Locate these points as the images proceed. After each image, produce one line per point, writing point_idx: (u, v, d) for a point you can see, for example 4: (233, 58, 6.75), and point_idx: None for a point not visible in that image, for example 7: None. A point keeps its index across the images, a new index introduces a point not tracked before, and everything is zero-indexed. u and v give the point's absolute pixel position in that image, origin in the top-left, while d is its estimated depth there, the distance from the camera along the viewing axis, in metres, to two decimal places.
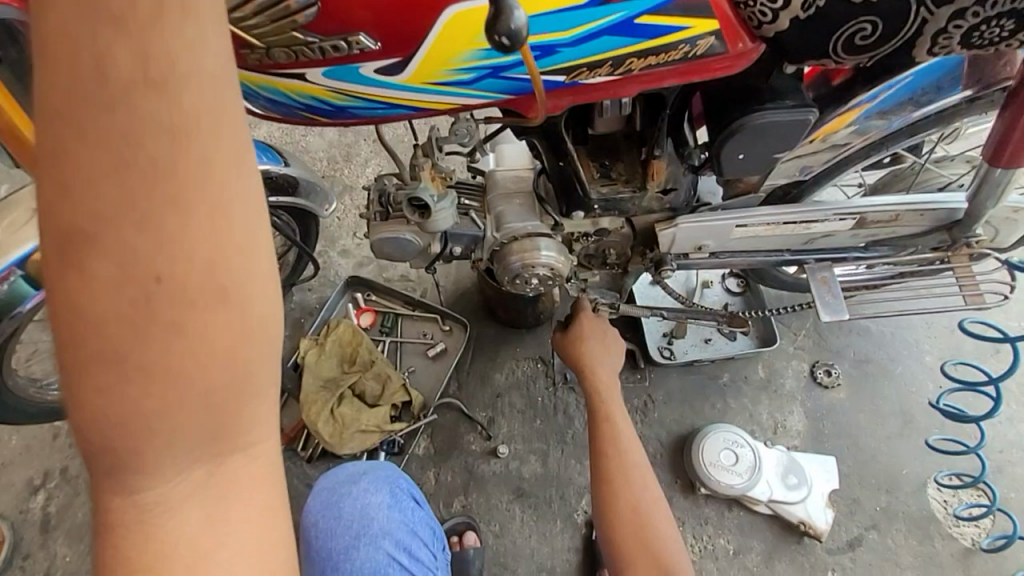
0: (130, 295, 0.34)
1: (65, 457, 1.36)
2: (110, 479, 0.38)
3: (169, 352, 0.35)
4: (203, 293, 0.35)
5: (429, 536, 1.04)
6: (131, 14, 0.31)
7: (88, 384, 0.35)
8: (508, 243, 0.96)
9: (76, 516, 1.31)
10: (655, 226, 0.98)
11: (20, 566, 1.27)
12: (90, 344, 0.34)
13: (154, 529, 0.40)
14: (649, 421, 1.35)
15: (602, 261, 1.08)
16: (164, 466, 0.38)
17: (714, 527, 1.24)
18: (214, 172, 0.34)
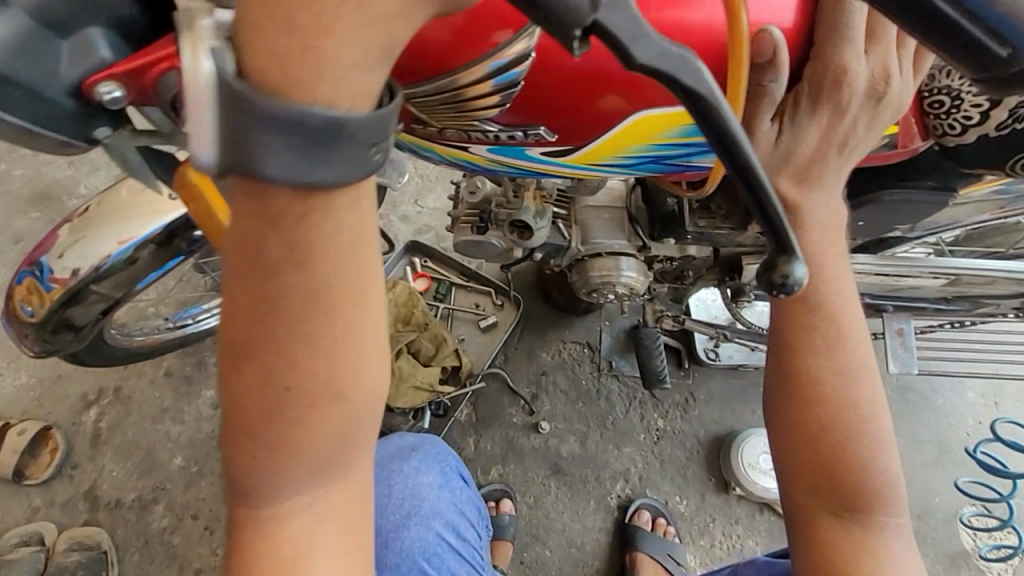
0: (267, 393, 0.41)
1: (119, 377, 1.40)
2: (245, 502, 0.50)
3: (285, 429, 0.43)
4: (322, 395, 0.42)
5: (476, 515, 0.91)
6: (286, 216, 0.34)
7: (243, 453, 0.45)
8: (589, 258, 0.95)
9: (126, 434, 1.35)
10: (743, 258, 0.98)
11: (68, 475, 1.30)
12: (241, 415, 0.43)
13: (277, 541, 0.51)
14: (689, 418, 1.37)
15: (676, 279, 1.07)
16: (287, 499, 0.49)
17: (744, 528, 1.26)
18: (336, 312, 0.39)
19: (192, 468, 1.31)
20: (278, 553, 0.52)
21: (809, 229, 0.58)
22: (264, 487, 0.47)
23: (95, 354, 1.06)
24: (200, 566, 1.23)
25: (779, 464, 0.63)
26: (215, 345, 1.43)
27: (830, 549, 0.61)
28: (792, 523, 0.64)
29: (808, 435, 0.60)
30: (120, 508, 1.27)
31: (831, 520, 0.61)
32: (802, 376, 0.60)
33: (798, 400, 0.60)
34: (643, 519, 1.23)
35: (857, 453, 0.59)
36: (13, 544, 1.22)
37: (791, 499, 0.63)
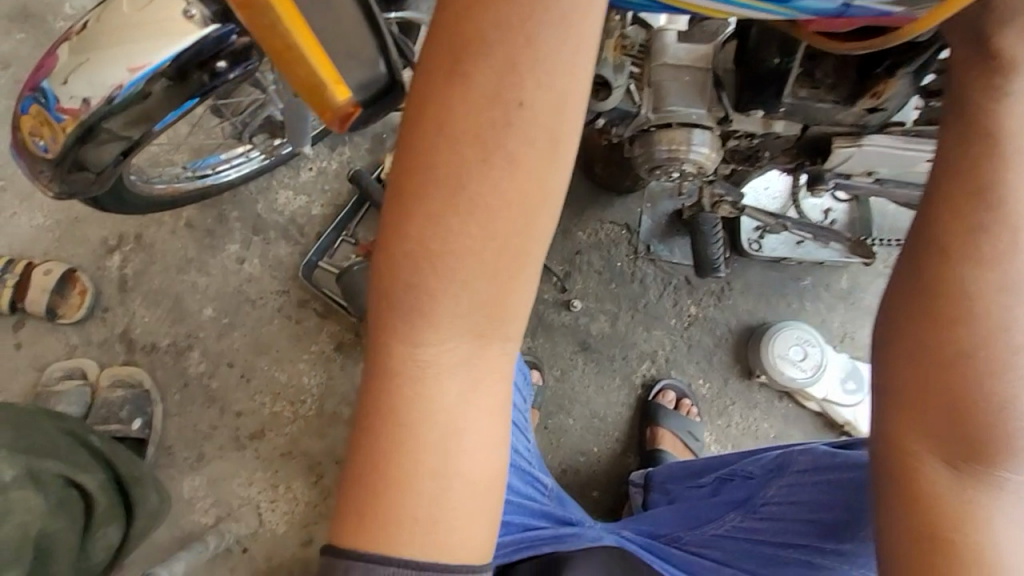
0: (478, 108, 0.37)
1: (139, 224, 1.35)
2: (397, 326, 0.40)
3: (475, 168, 0.38)
4: (528, 137, 0.38)
5: (523, 382, 0.88)
6: None
7: (419, 211, 0.38)
8: (660, 128, 0.84)
9: (153, 282, 1.33)
10: (834, 139, 0.84)
11: (101, 318, 1.31)
12: (428, 164, 0.38)
13: (418, 399, 0.40)
14: (722, 307, 1.35)
15: (747, 158, 0.96)
16: (440, 327, 0.39)
17: (761, 411, 1.29)
18: (558, 47, 0.37)
19: (223, 319, 1.32)
20: (417, 431, 0.40)
21: (1011, 113, 0.46)
22: (416, 305, 0.39)
23: (118, 200, 0.97)
24: (239, 409, 1.26)
25: (878, 392, 0.51)
26: (235, 199, 1.38)
27: (930, 504, 0.48)
28: (883, 470, 0.51)
29: (939, 356, 0.47)
30: (156, 351, 1.30)
31: (941, 469, 0.48)
32: (948, 283, 0.47)
33: (933, 313, 0.48)
34: (666, 399, 1.27)
35: (998, 390, 0.45)
36: (57, 377, 1.25)
37: (890, 438, 0.50)
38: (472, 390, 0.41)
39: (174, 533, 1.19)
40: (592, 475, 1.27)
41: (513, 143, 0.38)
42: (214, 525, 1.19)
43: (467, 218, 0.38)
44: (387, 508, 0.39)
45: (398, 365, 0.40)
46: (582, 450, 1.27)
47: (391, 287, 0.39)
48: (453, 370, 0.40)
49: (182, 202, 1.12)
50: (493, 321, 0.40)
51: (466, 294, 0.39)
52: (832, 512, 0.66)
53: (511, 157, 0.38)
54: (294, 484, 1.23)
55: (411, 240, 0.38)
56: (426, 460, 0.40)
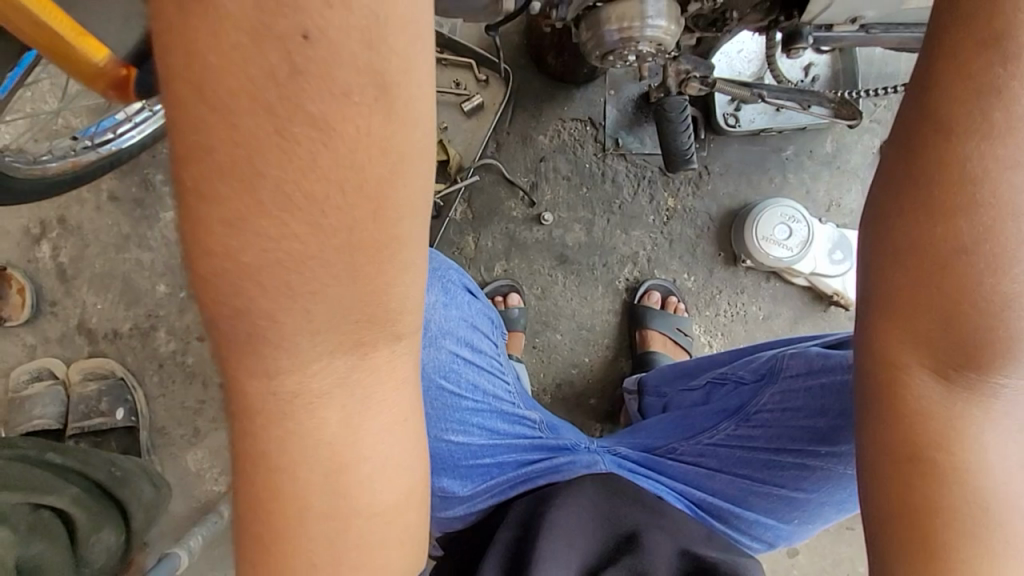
0: (258, 58, 0.26)
1: (59, 207, 1.24)
2: (242, 359, 0.32)
3: (279, 149, 0.27)
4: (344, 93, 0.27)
5: (490, 326, 0.84)
6: None
7: (219, 219, 0.28)
8: (602, 6, 0.72)
9: (94, 267, 1.24)
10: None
11: (51, 313, 1.23)
12: (213, 151, 0.27)
13: (293, 432, 0.34)
14: (701, 194, 1.27)
15: (713, 24, 0.81)
16: (292, 356, 0.32)
17: (749, 295, 1.27)
18: None
19: (181, 293, 1.24)
20: (305, 466, 0.35)
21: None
22: (257, 333, 0.31)
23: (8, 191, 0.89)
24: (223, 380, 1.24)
25: (862, 301, 0.46)
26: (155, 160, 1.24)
27: (923, 420, 0.44)
28: (868, 386, 0.47)
29: (934, 256, 0.41)
30: (119, 338, 1.24)
31: (930, 380, 0.44)
32: (947, 168, 0.40)
33: (929, 207, 0.41)
34: (652, 300, 1.23)
35: (1000, 288, 0.40)
36: (24, 381, 1.20)
37: (876, 353, 0.45)
38: (360, 408, 0.35)
39: (192, 505, 1.21)
40: (586, 385, 1.26)
41: (315, 99, 0.27)
42: (228, 491, 1.21)
43: (282, 216, 0.28)
44: (292, 542, 0.36)
45: (260, 401, 0.33)
46: (574, 362, 1.26)
47: (219, 316, 0.31)
48: (329, 395, 0.34)
49: (89, 177, 1.01)
50: (361, 328, 0.32)
51: (314, 309, 0.30)
52: (827, 417, 0.63)
53: (317, 121, 0.27)
54: None
55: (219, 258, 0.29)
56: (325, 490, 0.35)
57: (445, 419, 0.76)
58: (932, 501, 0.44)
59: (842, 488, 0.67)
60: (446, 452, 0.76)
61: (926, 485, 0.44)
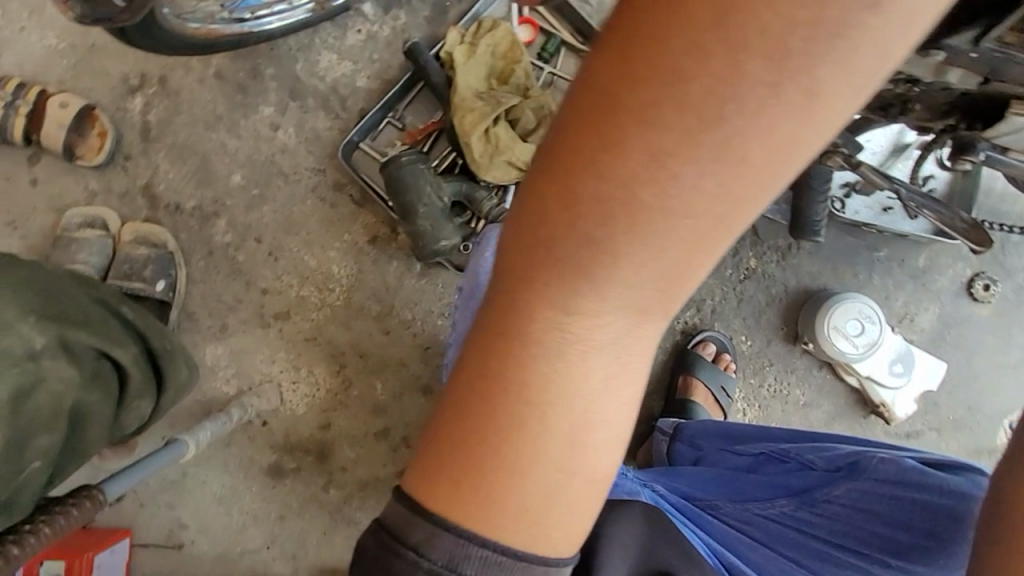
0: (727, 45, 0.27)
1: (165, 66, 1.21)
2: (541, 296, 0.33)
3: (698, 128, 0.28)
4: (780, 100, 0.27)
5: None
6: None
7: (603, 169, 0.30)
8: None
9: (178, 136, 1.22)
10: (1011, 103, 0.70)
11: (122, 166, 1.21)
12: (634, 107, 0.29)
13: (542, 383, 0.35)
14: (784, 265, 1.25)
15: (883, 107, 0.82)
16: (590, 311, 0.33)
17: (797, 378, 1.25)
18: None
19: (253, 190, 1.22)
20: (535, 419, 0.35)
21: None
22: (571, 279, 0.32)
23: (145, 35, 0.86)
24: (265, 287, 1.22)
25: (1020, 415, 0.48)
26: (271, 52, 1.22)
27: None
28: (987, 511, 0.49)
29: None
30: (180, 213, 1.22)
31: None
32: None
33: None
34: (705, 351, 1.22)
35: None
36: (76, 224, 1.18)
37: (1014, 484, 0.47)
38: (613, 376, 0.35)
39: (197, 398, 1.20)
40: None
41: (759, 83, 0.27)
42: (236, 396, 1.20)
43: (669, 173, 0.29)
44: (488, 481, 0.35)
45: (534, 333, 0.34)
46: None
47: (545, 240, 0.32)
48: (597, 351, 0.34)
49: (214, 48, 0.99)
50: (664, 300, 0.32)
51: (642, 270, 0.31)
52: (909, 531, 0.65)
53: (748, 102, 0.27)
54: (317, 370, 1.21)
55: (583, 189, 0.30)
56: (544, 439, 0.35)
57: None
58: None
59: None
60: None
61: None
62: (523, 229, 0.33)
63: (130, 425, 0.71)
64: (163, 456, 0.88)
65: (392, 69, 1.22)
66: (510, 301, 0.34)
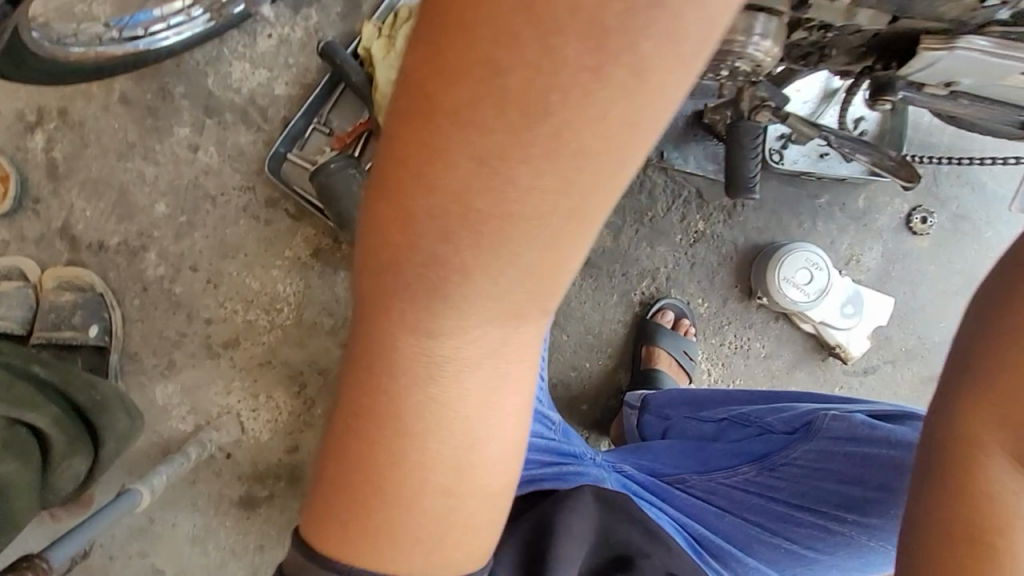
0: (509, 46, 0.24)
1: (62, 97, 1.13)
2: (385, 333, 0.31)
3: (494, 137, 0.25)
4: (584, 108, 0.24)
5: None
6: None
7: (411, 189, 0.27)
8: None
9: (90, 170, 1.14)
10: (923, 38, 0.70)
11: (32, 210, 1.13)
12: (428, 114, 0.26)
13: (401, 435, 0.32)
14: (731, 224, 1.26)
15: (805, 56, 0.81)
16: (443, 353, 0.31)
17: (756, 331, 1.28)
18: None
19: (180, 218, 1.16)
20: (397, 472, 0.33)
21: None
22: (406, 314, 0.30)
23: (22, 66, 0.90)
24: (208, 317, 1.16)
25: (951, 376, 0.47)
26: (178, 69, 1.14)
27: (986, 502, 0.42)
28: (926, 462, 0.46)
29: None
30: (105, 251, 1.15)
31: (1003, 467, 0.43)
32: None
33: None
34: (665, 318, 1.23)
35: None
36: None
37: (949, 426, 0.46)
38: (494, 394, 0.32)
39: (153, 440, 1.15)
40: (582, 390, 1.26)
41: (548, 97, 0.24)
42: (194, 433, 1.15)
43: (524, 165, 0.25)
44: (362, 537, 0.33)
45: (401, 371, 0.32)
46: (575, 366, 1.25)
47: (406, 258, 0.28)
48: (476, 370, 0.31)
49: (110, 71, 1.00)
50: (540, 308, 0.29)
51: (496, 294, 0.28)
52: (864, 486, 0.66)
53: (640, 62, 0.24)
54: (274, 394, 1.17)
55: (444, 193, 0.26)
56: (428, 480, 0.33)
57: None
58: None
59: (858, 558, 0.68)
60: None
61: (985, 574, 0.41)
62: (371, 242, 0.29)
63: (64, 484, 0.73)
64: (117, 508, 0.84)
65: (311, 73, 1.17)
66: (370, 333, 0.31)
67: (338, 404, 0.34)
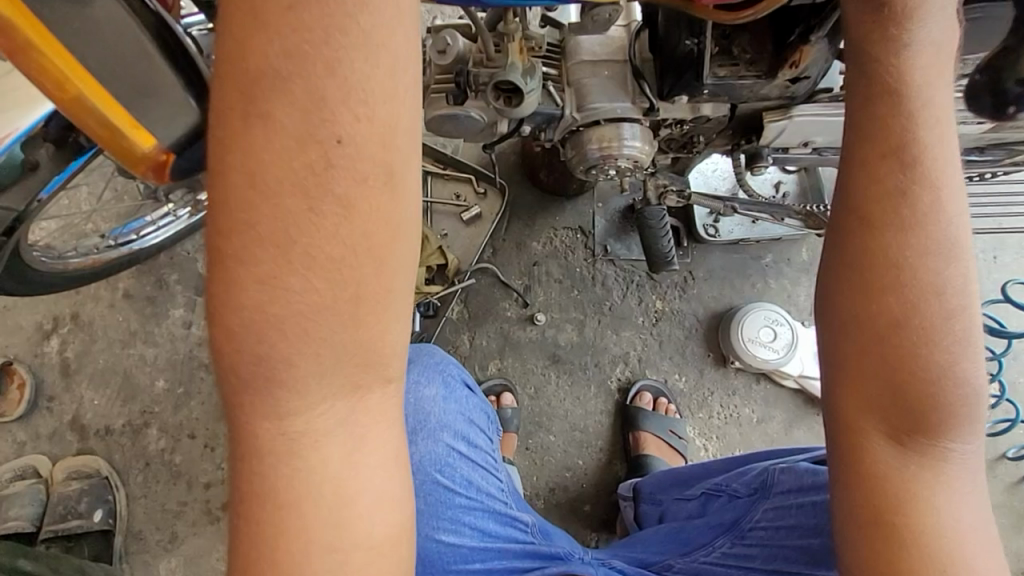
0: (263, 207, 0.36)
1: (74, 303, 1.29)
2: (250, 415, 0.40)
3: (274, 266, 0.36)
4: (329, 234, 0.36)
5: (485, 420, 0.88)
6: (271, 69, 0.35)
7: (235, 309, 0.37)
8: (586, 127, 0.83)
9: (97, 362, 1.27)
10: (764, 115, 0.83)
11: (46, 408, 1.24)
12: (231, 259, 0.37)
13: (286, 501, 0.40)
14: (687, 297, 1.32)
15: (683, 146, 0.96)
16: (297, 423, 0.40)
17: (741, 397, 1.27)
18: (344, 145, 0.35)
19: (178, 389, 1.25)
20: (296, 537, 0.40)
21: (915, 66, 0.46)
22: (261, 402, 0.39)
23: (24, 281, 1.02)
24: (207, 481, 1.21)
25: (827, 375, 0.51)
26: (172, 261, 1.32)
27: (881, 481, 0.50)
28: (833, 448, 0.52)
29: (876, 334, 0.47)
30: (111, 434, 1.23)
31: (886, 445, 0.49)
32: (871, 257, 0.48)
33: (865, 286, 0.48)
34: (644, 400, 1.24)
35: (935, 358, 0.46)
36: (8, 479, 1.20)
37: (837, 417, 0.51)
38: (355, 449, 0.41)
39: None
40: (581, 490, 1.23)
41: (303, 233, 0.36)
42: None
43: (308, 273, 0.36)
44: None
45: (269, 445, 0.40)
46: (568, 465, 1.24)
47: (239, 362, 0.38)
48: (328, 434, 0.40)
49: (105, 272, 1.15)
50: (364, 373, 0.39)
51: (318, 368, 0.38)
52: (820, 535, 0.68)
53: (353, 193, 0.36)
54: None
55: (247, 310, 0.37)
56: (322, 532, 0.40)
57: (439, 515, 0.79)
58: (898, 561, 0.49)
59: None
60: (435, 554, 0.77)
61: (894, 547, 0.49)
62: (222, 356, 0.39)
63: None
64: None
65: None
66: (241, 420, 0.40)
67: (234, 495, 0.42)
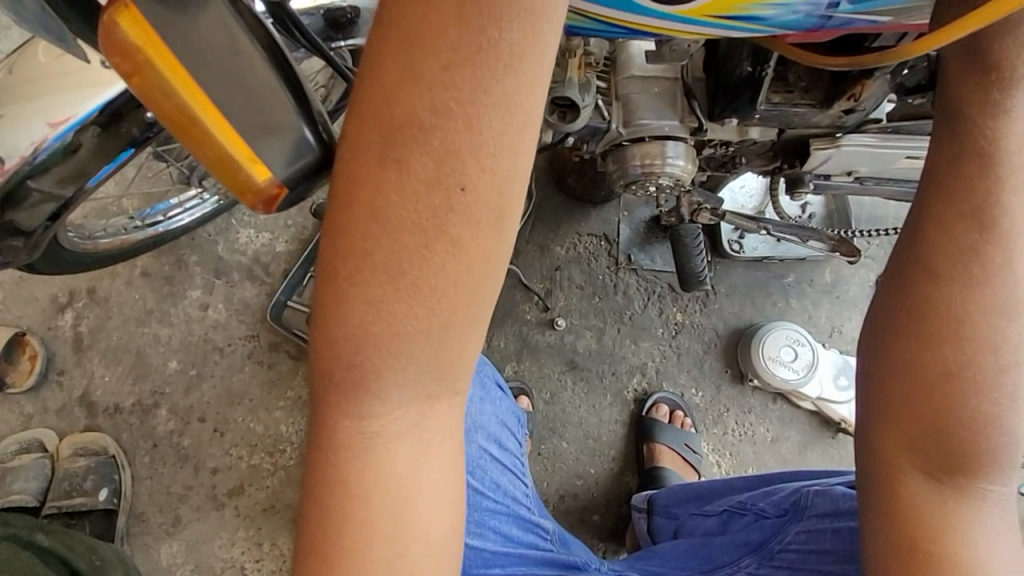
0: (373, 232, 0.35)
1: (90, 278, 1.28)
2: (333, 406, 0.40)
3: (379, 293, 0.36)
4: (435, 269, 0.35)
5: (516, 422, 0.87)
6: (415, 119, 0.34)
7: (332, 314, 0.37)
8: (630, 143, 0.82)
9: (110, 338, 1.25)
10: (812, 142, 0.82)
11: (56, 382, 1.23)
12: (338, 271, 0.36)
13: (358, 491, 0.41)
14: (708, 311, 1.32)
15: (723, 165, 0.95)
16: (375, 422, 0.40)
17: (756, 416, 1.27)
18: (466, 189, 0.34)
19: (190, 371, 1.24)
20: (364, 526, 0.41)
21: (1011, 136, 0.45)
22: (346, 401, 0.39)
23: (56, 262, 1.00)
24: (214, 466, 1.19)
25: (864, 411, 0.51)
26: (193, 242, 1.31)
27: (915, 513, 0.49)
28: (865, 478, 0.52)
29: (926, 381, 0.47)
30: (119, 412, 1.22)
31: (922, 481, 0.49)
32: (934, 311, 0.47)
33: (924, 334, 0.47)
34: (660, 413, 1.24)
35: (982, 408, 0.46)
36: (12, 451, 1.18)
37: (873, 453, 0.51)
38: (423, 452, 0.42)
39: None
40: (591, 499, 1.22)
41: (411, 267, 0.35)
42: None
43: (415, 304, 0.36)
44: None
45: (347, 439, 0.40)
46: (580, 473, 1.23)
47: (333, 366, 0.38)
48: (401, 436, 0.41)
49: (132, 253, 1.12)
50: (437, 385, 0.39)
51: (403, 379, 0.38)
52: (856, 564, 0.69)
53: (467, 236, 0.35)
54: (280, 540, 1.17)
55: (349, 325, 0.37)
56: (387, 526, 0.41)
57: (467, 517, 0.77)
58: None
59: None
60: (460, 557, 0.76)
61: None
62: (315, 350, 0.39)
63: None
64: None
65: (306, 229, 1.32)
66: (323, 409, 0.41)
67: (308, 476, 0.42)
